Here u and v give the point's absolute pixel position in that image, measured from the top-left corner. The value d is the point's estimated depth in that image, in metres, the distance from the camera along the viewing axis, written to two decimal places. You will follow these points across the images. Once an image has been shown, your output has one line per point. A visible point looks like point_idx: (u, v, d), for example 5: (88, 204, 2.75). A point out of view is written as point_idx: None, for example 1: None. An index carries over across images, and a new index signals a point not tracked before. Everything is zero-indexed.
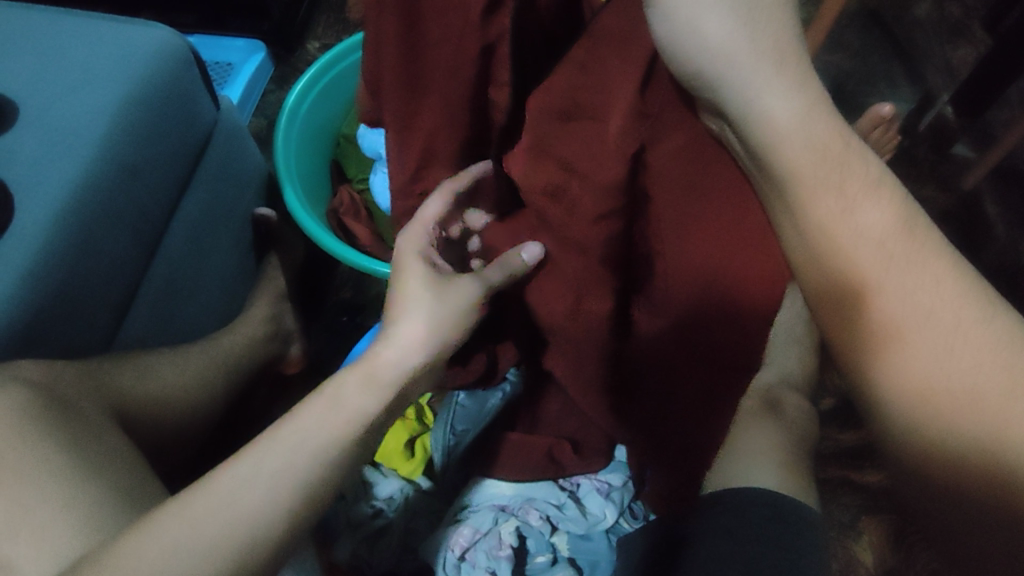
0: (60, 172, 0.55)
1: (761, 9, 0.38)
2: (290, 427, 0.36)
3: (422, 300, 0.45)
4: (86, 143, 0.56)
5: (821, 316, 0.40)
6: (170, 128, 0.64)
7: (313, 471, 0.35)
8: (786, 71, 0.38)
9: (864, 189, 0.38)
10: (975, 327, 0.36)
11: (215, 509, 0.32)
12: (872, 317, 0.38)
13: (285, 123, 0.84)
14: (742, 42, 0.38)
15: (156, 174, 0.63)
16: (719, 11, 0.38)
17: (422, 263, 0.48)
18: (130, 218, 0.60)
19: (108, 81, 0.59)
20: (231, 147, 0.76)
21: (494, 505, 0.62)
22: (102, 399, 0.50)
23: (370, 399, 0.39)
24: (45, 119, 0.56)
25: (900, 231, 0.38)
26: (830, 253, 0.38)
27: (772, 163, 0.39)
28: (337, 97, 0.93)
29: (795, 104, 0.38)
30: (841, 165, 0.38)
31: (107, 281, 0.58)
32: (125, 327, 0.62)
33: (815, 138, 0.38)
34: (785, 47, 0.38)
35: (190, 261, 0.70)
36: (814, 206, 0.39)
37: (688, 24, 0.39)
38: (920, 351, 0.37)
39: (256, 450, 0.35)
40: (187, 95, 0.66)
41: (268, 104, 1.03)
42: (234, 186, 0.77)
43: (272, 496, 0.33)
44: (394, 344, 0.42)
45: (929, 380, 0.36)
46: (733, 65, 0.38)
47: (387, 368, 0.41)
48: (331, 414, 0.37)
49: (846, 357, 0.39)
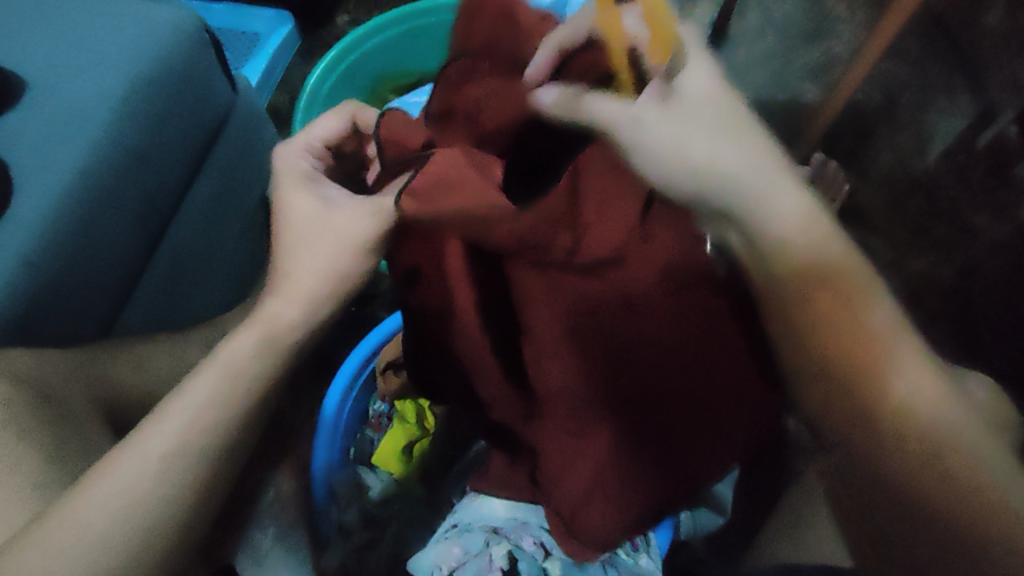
0: (64, 157, 0.53)
1: (743, 130, 0.41)
2: (176, 404, 0.38)
3: (305, 236, 0.45)
4: (94, 127, 0.54)
5: (803, 365, 0.41)
6: (184, 113, 0.62)
7: (207, 444, 0.37)
8: (783, 174, 0.40)
9: (863, 284, 0.39)
10: (958, 417, 0.37)
11: (118, 482, 0.35)
12: (865, 403, 0.37)
13: (303, 108, 0.81)
14: (737, 151, 0.39)
15: (166, 161, 0.61)
16: (710, 136, 0.40)
17: (313, 191, 0.47)
18: (136, 206, 0.58)
19: (119, 62, 0.56)
20: (247, 129, 0.75)
21: (487, 527, 0.59)
22: (98, 398, 0.50)
23: (259, 358, 0.40)
24: (52, 99, 0.54)
25: (897, 326, 0.38)
26: (834, 340, 0.38)
27: (790, 268, 0.39)
28: (359, 80, 0.89)
29: (798, 207, 0.39)
30: (840, 261, 0.39)
31: (110, 268, 0.57)
32: (125, 315, 0.62)
33: (825, 239, 0.39)
34: (771, 159, 0.41)
35: (199, 245, 0.70)
36: (841, 274, 0.38)
37: (685, 152, 0.40)
38: (916, 438, 0.36)
39: (155, 428, 0.37)
40: (204, 80, 0.64)
41: (292, 79, 1.00)
42: (249, 169, 0.77)
43: (168, 477, 0.36)
44: (280, 295, 0.43)
45: (927, 463, 0.36)
46: (735, 174, 0.39)
47: (275, 321, 0.42)
48: (221, 384, 0.39)
49: (849, 434, 0.39)
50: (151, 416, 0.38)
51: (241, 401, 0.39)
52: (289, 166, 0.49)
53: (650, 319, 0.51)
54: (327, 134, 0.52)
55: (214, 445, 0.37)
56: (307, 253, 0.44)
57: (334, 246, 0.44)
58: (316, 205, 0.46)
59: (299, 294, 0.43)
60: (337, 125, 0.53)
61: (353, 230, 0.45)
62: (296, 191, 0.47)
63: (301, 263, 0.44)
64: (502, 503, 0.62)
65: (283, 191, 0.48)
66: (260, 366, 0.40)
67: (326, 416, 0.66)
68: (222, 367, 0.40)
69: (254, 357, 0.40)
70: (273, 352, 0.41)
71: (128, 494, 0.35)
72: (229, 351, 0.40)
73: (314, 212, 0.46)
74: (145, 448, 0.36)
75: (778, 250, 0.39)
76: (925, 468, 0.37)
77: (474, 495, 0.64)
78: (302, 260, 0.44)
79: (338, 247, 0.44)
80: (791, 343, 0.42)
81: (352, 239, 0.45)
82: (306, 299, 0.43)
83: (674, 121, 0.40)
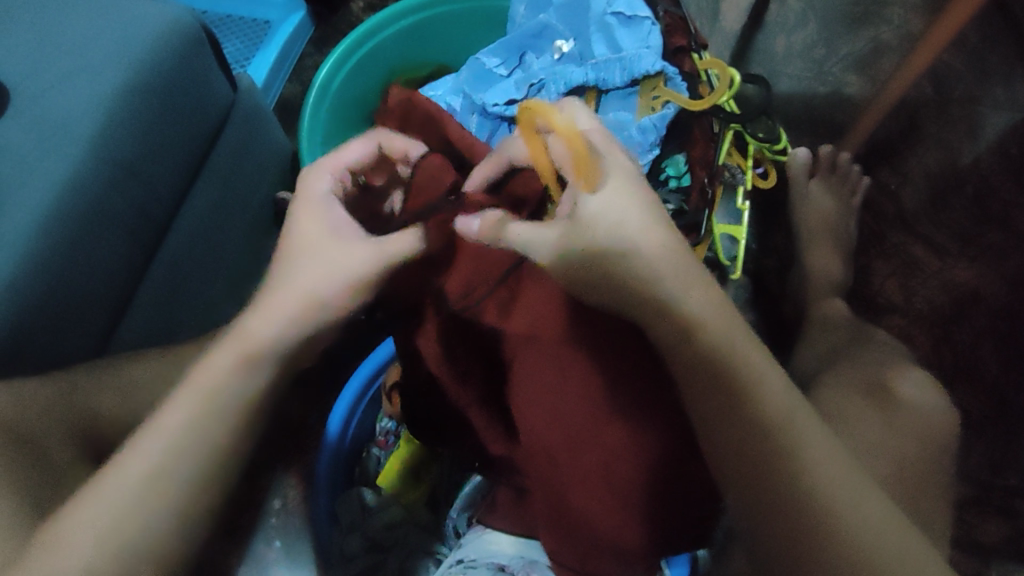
0: (49, 169, 0.50)
1: (661, 223, 0.44)
2: (159, 421, 0.39)
3: (306, 264, 0.45)
4: (77, 137, 0.51)
5: (706, 412, 0.42)
6: (177, 117, 0.58)
7: (200, 464, 0.38)
8: (692, 273, 0.44)
9: (767, 368, 0.42)
10: (846, 492, 0.39)
11: (101, 499, 0.36)
12: (753, 455, 0.40)
13: (315, 98, 0.77)
14: (657, 251, 0.43)
15: (160, 168, 0.58)
16: (634, 219, 0.44)
17: (323, 215, 0.47)
18: (126, 218, 0.56)
19: (106, 64, 0.53)
20: (249, 129, 0.72)
21: (494, 563, 0.58)
22: (78, 428, 0.52)
23: (244, 380, 0.41)
24: (37, 106, 0.51)
25: (794, 406, 0.41)
26: (733, 399, 0.41)
27: (696, 352, 0.42)
28: (374, 71, 0.85)
29: (705, 301, 0.43)
30: (741, 348, 0.42)
31: (102, 285, 0.55)
32: (120, 330, 0.61)
33: (733, 325, 0.43)
34: (684, 255, 0.44)
35: (198, 253, 0.68)
36: (733, 355, 0.41)
37: (608, 225, 0.43)
38: (798, 500, 0.38)
39: (154, 439, 0.38)
40: (198, 81, 0.60)
41: (304, 69, 0.94)
42: (250, 170, 0.74)
43: (163, 491, 0.37)
44: (264, 316, 0.43)
45: (811, 528, 0.38)
46: (653, 274, 0.43)
47: (258, 342, 0.42)
48: (216, 407, 0.40)
49: (741, 491, 0.40)
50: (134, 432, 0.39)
51: (223, 421, 0.40)
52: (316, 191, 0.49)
53: (637, 374, 0.52)
54: (356, 159, 0.52)
55: (192, 464, 0.38)
56: (305, 283, 0.44)
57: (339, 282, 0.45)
58: (323, 231, 0.46)
59: (286, 327, 0.43)
60: (363, 150, 0.52)
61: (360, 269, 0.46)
62: (308, 210, 0.48)
63: (296, 288, 0.44)
64: (507, 538, 0.61)
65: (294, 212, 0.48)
66: (238, 388, 0.41)
67: (331, 432, 0.68)
68: (203, 387, 0.40)
69: (229, 380, 0.41)
70: (254, 377, 0.42)
71: (106, 513, 0.36)
72: (205, 372, 0.41)
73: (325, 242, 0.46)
74: (125, 467, 0.37)
75: (681, 333, 0.42)
76: (806, 535, 0.38)
77: (480, 529, 0.63)
78: (294, 289, 0.44)
79: (338, 281, 0.45)
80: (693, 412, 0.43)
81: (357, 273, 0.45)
82: (290, 331, 0.43)
83: (600, 227, 0.43)
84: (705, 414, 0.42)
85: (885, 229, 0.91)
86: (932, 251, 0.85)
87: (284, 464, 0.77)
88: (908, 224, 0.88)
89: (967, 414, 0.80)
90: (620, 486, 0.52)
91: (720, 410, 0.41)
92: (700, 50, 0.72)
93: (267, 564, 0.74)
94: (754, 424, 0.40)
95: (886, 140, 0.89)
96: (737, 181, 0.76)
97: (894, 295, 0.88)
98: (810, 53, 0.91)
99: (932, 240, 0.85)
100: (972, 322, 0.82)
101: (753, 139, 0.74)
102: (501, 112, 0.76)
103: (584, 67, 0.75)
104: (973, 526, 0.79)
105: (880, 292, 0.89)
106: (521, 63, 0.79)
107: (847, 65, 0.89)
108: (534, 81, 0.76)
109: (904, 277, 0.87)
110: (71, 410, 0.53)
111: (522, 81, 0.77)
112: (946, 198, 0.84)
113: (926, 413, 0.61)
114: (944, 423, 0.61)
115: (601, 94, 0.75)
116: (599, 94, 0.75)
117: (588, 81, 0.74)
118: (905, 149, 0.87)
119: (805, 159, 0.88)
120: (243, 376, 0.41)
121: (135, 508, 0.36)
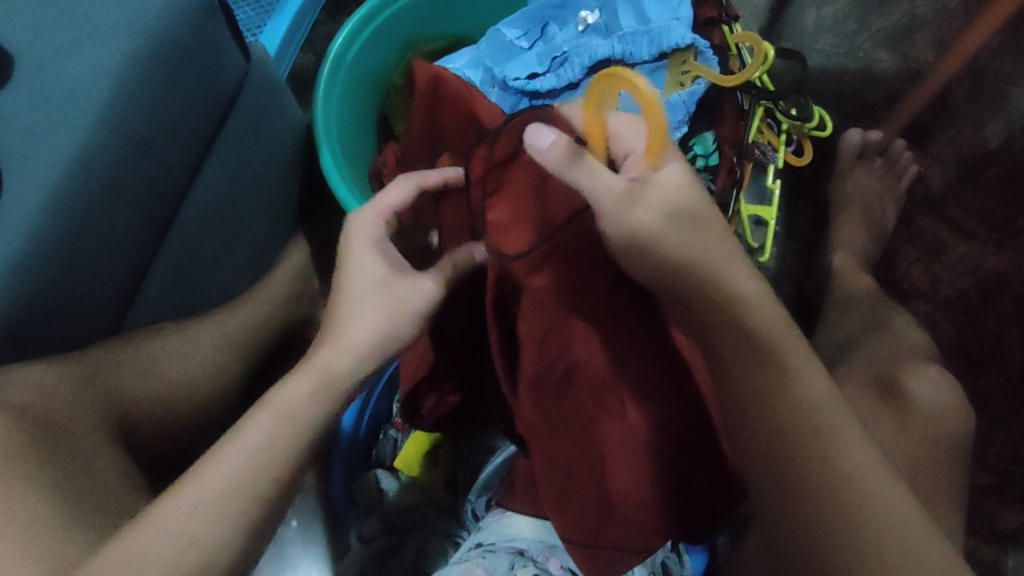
0: (58, 146, 0.48)
1: (713, 214, 0.44)
2: (238, 440, 0.40)
3: (374, 299, 0.46)
4: (86, 110, 0.49)
5: (750, 406, 0.41)
6: (189, 90, 0.56)
7: (269, 484, 0.39)
8: (740, 260, 0.43)
9: (806, 359, 0.41)
10: (880, 491, 0.38)
11: (181, 512, 0.38)
12: (787, 446, 0.39)
13: (328, 72, 0.74)
14: (705, 237, 0.43)
15: (171, 143, 0.56)
16: (685, 197, 0.43)
17: (374, 247, 0.48)
18: (139, 195, 0.54)
19: (114, 33, 0.51)
20: (262, 101, 0.69)
21: (513, 548, 0.58)
22: (106, 409, 0.54)
23: (319, 407, 0.42)
24: (43, 78, 0.50)
25: (831, 399, 0.40)
26: (774, 392, 0.40)
27: (739, 333, 0.41)
28: (388, 41, 0.82)
29: (751, 286, 0.42)
30: (783, 338, 0.41)
31: (115, 264, 0.54)
32: (134, 310, 0.60)
33: (772, 308, 0.42)
34: (731, 245, 0.44)
35: (213, 231, 0.67)
36: (779, 339, 0.41)
37: (661, 198, 0.42)
38: (829, 492, 0.38)
39: (220, 458, 0.40)
40: (209, 51, 0.58)
41: (317, 40, 0.93)
42: (262, 145, 0.72)
43: (235, 513, 0.38)
44: (337, 344, 0.44)
45: (841, 521, 0.38)
46: (701, 253, 0.42)
47: (329, 365, 0.44)
48: (289, 433, 0.41)
49: (768, 481, 0.40)
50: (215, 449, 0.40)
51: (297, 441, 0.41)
52: (364, 232, 0.48)
53: (670, 360, 0.52)
54: (398, 203, 0.50)
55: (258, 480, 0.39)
56: (365, 310, 0.45)
57: (392, 305, 0.46)
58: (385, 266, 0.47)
59: (361, 352, 0.44)
60: (404, 191, 0.50)
61: (410, 298, 0.46)
62: (366, 245, 0.48)
63: (359, 312, 0.45)
64: (528, 522, 0.61)
65: (349, 242, 0.48)
66: (308, 412, 0.42)
67: (345, 428, 0.69)
68: (278, 406, 0.42)
69: (302, 398, 0.42)
70: (327, 402, 0.43)
71: (179, 526, 0.37)
72: (281, 391, 0.43)
73: (380, 267, 0.47)
74: (204, 482, 0.39)
75: (726, 312, 0.41)
76: (835, 528, 0.38)
77: (500, 512, 0.63)
78: (367, 323, 0.45)
79: (408, 320, 0.46)
80: (726, 394, 0.43)
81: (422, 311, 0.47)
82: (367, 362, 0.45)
83: (657, 201, 0.42)
84: (743, 395, 0.41)
85: (911, 214, 0.86)
86: (958, 233, 0.83)
87: None
88: (937, 208, 0.85)
89: (988, 400, 0.78)
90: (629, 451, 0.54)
91: (761, 402, 0.40)
92: (732, 24, 0.71)
93: (284, 543, 0.75)
94: (793, 418, 0.40)
95: (917, 121, 0.86)
96: (767, 160, 0.71)
97: (919, 280, 0.83)
98: (841, 28, 0.89)
99: (959, 223, 0.83)
100: (997, 309, 0.81)
101: (786, 116, 0.72)
102: (521, 87, 0.74)
103: (610, 40, 0.72)
104: (993, 514, 0.77)
105: (905, 278, 0.84)
106: (542, 35, 0.76)
107: (878, 42, 0.88)
108: (557, 53, 0.74)
109: (928, 262, 0.84)
110: (93, 392, 0.54)
111: (545, 54, 0.74)
112: (974, 179, 0.84)
113: (938, 411, 0.59)
114: (960, 420, 0.59)
115: None
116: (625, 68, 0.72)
117: (614, 55, 0.71)
118: (935, 129, 0.86)
119: (857, 140, 0.85)
120: (318, 394, 0.42)
121: (209, 527, 0.37)
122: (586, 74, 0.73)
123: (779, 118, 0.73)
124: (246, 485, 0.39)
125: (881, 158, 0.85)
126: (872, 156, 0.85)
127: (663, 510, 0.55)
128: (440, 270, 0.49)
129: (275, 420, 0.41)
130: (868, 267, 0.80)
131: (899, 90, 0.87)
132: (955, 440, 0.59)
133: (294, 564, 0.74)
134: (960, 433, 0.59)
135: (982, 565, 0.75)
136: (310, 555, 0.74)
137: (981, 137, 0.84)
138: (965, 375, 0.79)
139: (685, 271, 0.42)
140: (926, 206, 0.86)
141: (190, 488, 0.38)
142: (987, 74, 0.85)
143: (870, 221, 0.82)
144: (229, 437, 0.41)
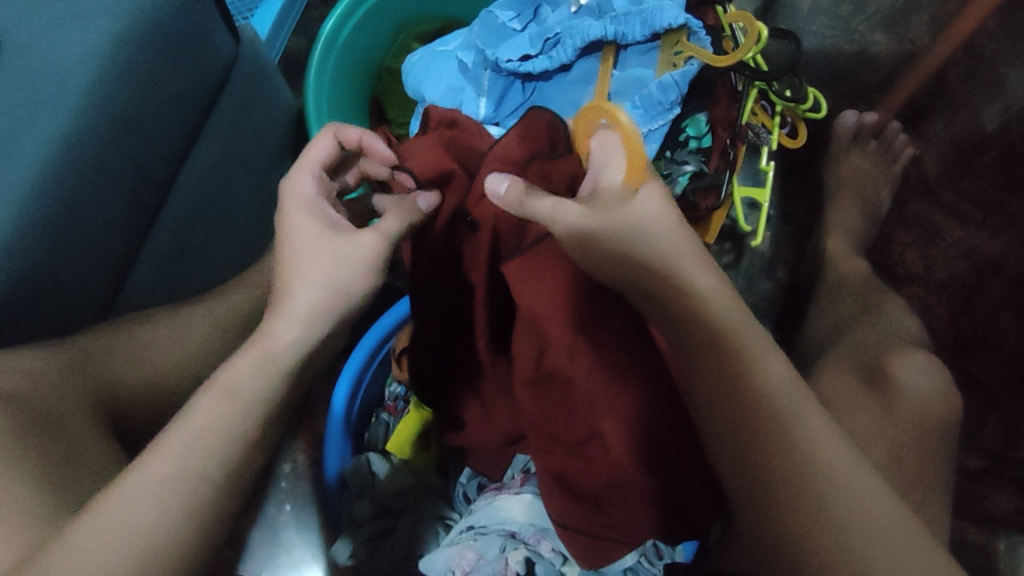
0: (43, 127, 0.48)
1: (672, 219, 0.41)
2: (185, 424, 0.36)
3: (305, 260, 0.42)
4: (71, 89, 0.48)
5: (712, 397, 0.41)
6: (177, 70, 0.56)
7: (218, 464, 0.35)
8: (699, 253, 0.42)
9: (760, 351, 0.40)
10: (844, 474, 0.38)
11: (129, 511, 0.33)
12: (752, 435, 0.39)
13: (320, 53, 0.74)
14: (655, 216, 0.40)
15: (158, 126, 0.56)
16: (650, 212, 0.40)
17: (317, 214, 0.44)
18: (125, 177, 0.54)
19: (99, 13, 0.50)
20: (252, 83, 0.69)
21: (504, 531, 0.60)
22: (93, 395, 0.53)
23: (269, 380, 0.38)
24: (27, 58, 0.49)
25: (791, 388, 0.40)
26: (739, 390, 0.39)
27: (695, 325, 0.41)
28: (381, 23, 0.81)
29: (710, 282, 0.41)
30: (736, 330, 0.40)
31: (104, 248, 0.54)
32: (125, 293, 0.61)
33: (726, 303, 0.41)
34: (689, 239, 0.42)
35: (204, 217, 0.67)
36: (731, 329, 0.40)
37: (631, 219, 0.40)
38: (792, 476, 0.38)
39: (168, 446, 0.35)
40: (197, 32, 0.57)
41: (310, 22, 0.92)
42: (253, 128, 0.71)
43: (179, 498, 0.33)
44: (288, 315, 0.40)
45: (810, 499, 0.37)
46: (659, 246, 0.40)
47: (281, 344, 0.39)
48: (227, 404, 0.36)
49: (738, 467, 0.40)
50: (157, 440, 0.36)
51: (254, 421, 0.37)
52: (295, 196, 0.45)
53: None
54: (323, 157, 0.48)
55: (218, 466, 0.35)
56: (325, 277, 0.41)
57: (358, 269, 0.42)
58: (322, 228, 0.43)
59: (316, 324, 0.41)
60: (327, 147, 0.49)
61: (370, 255, 0.43)
62: (293, 212, 0.44)
63: (320, 281, 0.41)
64: (519, 504, 0.62)
65: (280, 215, 0.45)
66: (260, 390, 0.37)
67: (337, 409, 0.67)
68: (225, 389, 0.37)
69: (251, 375, 0.38)
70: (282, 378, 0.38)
71: (131, 523, 0.33)
72: (225, 373, 0.38)
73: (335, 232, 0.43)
74: (151, 475, 0.34)
75: (685, 309, 0.41)
76: (805, 507, 0.37)
77: (492, 495, 0.64)
78: (316, 285, 0.41)
79: (355, 270, 0.42)
80: (695, 391, 0.42)
81: (371, 258, 0.43)
82: (324, 327, 0.41)
83: (626, 221, 0.40)
84: (707, 388, 0.41)
85: (906, 197, 0.86)
86: (953, 217, 0.83)
87: (294, 428, 0.77)
88: (932, 191, 0.85)
89: (980, 384, 0.78)
90: (610, 440, 0.52)
91: (726, 399, 0.40)
92: (726, 4, 0.70)
93: (278, 527, 0.75)
94: (762, 413, 0.39)
95: (914, 104, 0.86)
96: (762, 141, 0.73)
97: (913, 264, 0.83)
98: (837, 9, 0.88)
99: (954, 208, 0.83)
100: (991, 293, 0.80)
101: (779, 97, 0.72)
102: (514, 69, 0.73)
103: (603, 21, 0.71)
104: (985, 498, 0.77)
105: (899, 262, 0.83)
106: (535, 17, 0.76)
107: (874, 23, 0.87)
108: (550, 35, 0.73)
109: (923, 246, 0.83)
110: (85, 381, 0.53)
111: (537, 35, 0.73)
112: (970, 163, 0.83)
113: (928, 399, 0.59)
114: (946, 405, 0.59)
115: (619, 50, 0.73)
116: (617, 49, 0.72)
117: (606, 35, 0.70)
118: (931, 112, 0.86)
119: (852, 123, 0.84)
120: (268, 370, 0.38)
121: (162, 522, 0.33)
122: (577, 56, 0.73)
123: (773, 100, 0.73)
124: (201, 475, 0.34)
125: (877, 142, 0.85)
126: (867, 139, 0.85)
127: (652, 498, 0.54)
128: (387, 224, 0.45)
129: (223, 401, 0.36)
130: (862, 252, 0.80)
131: (895, 72, 0.86)
132: (942, 426, 0.58)
133: (289, 548, 0.74)
134: (947, 415, 0.59)
135: (971, 547, 0.76)
136: (305, 538, 0.75)
137: (977, 120, 0.83)
138: (957, 359, 0.79)
139: (649, 278, 0.41)
140: (922, 189, 0.86)
141: (131, 484, 0.34)
142: (982, 57, 0.84)
143: (864, 206, 0.82)
144: (172, 425, 0.36)
